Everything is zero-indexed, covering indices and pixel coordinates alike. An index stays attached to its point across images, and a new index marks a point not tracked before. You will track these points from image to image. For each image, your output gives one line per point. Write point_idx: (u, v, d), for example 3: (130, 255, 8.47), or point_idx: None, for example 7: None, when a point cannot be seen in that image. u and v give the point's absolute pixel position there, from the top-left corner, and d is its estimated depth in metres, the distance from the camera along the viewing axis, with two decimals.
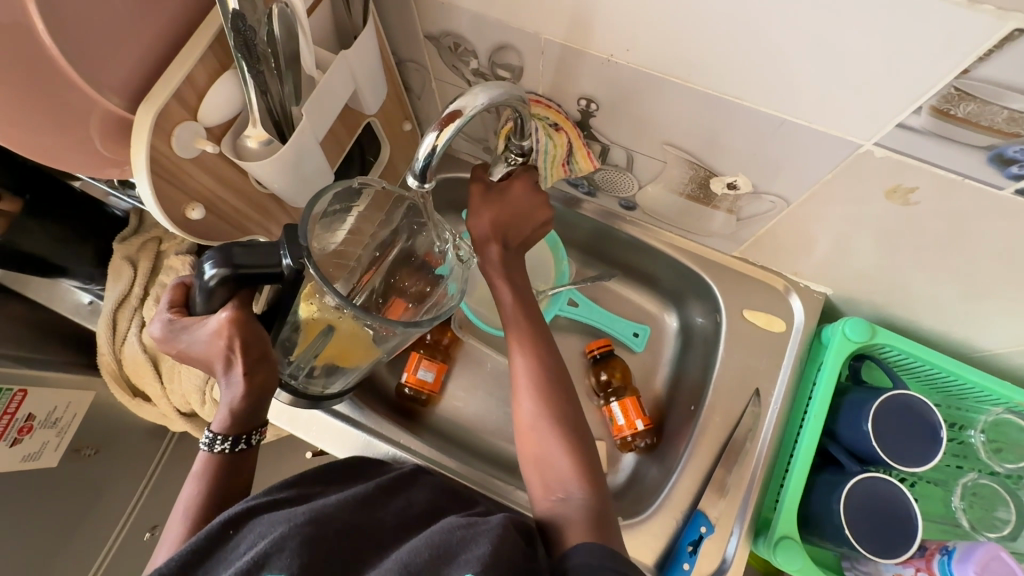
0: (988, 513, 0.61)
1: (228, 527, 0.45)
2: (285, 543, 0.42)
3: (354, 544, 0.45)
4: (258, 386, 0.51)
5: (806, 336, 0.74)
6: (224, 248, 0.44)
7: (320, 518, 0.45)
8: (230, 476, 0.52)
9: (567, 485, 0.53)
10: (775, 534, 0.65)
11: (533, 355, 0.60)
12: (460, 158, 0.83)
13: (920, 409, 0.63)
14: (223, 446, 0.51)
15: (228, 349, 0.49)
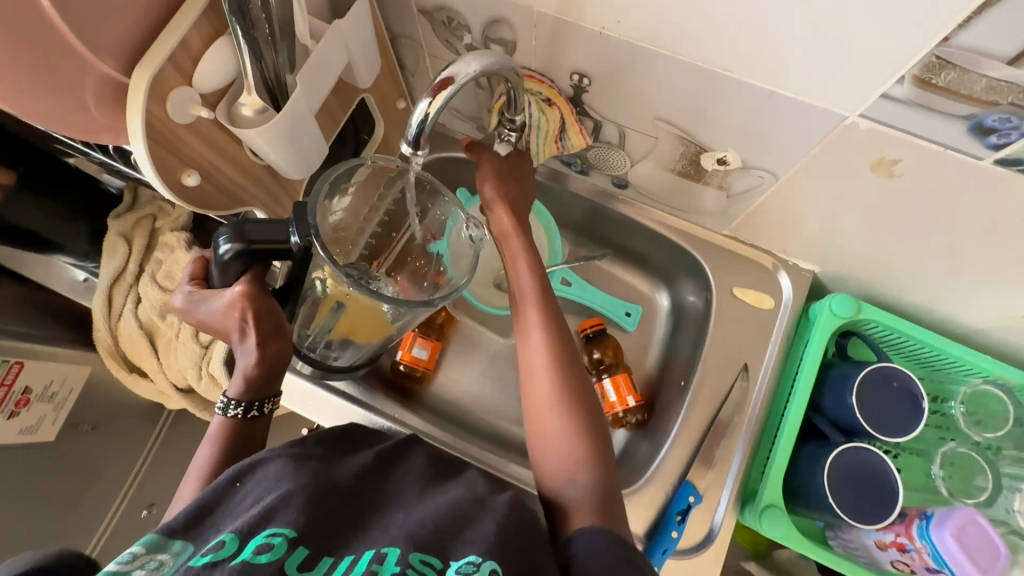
0: (967, 481, 0.62)
1: (235, 480, 0.45)
2: (290, 497, 0.43)
3: (359, 508, 0.46)
4: (271, 356, 0.54)
5: (794, 312, 0.75)
6: (237, 225, 0.48)
7: (323, 480, 0.46)
8: (245, 436, 0.53)
9: (578, 466, 0.54)
10: (761, 503, 0.66)
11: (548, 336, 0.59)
12: (455, 138, 0.83)
13: (904, 382, 0.64)
14: (236, 410, 0.53)
15: (240, 318, 0.52)
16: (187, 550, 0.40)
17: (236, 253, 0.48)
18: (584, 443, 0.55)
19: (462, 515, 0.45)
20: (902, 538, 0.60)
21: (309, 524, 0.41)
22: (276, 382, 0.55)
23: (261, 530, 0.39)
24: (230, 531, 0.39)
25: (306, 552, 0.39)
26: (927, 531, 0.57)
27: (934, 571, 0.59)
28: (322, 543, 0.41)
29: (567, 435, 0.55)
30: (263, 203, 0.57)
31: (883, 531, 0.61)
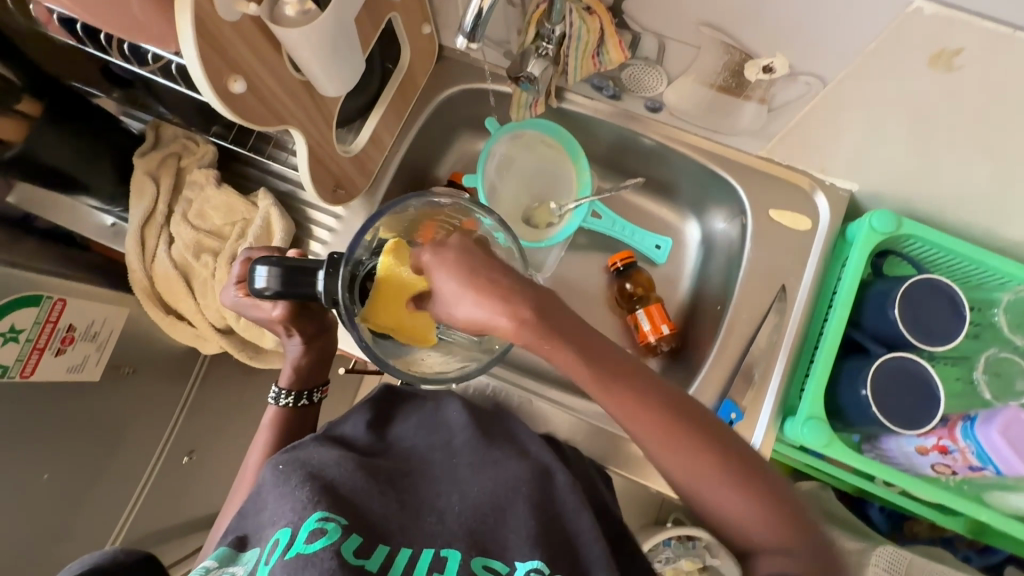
0: (1007, 385, 0.63)
1: (278, 466, 0.50)
2: (341, 491, 0.48)
3: (405, 488, 0.51)
4: (314, 351, 0.64)
5: (831, 232, 0.75)
6: (280, 272, 0.51)
7: (365, 467, 0.51)
8: (299, 420, 0.63)
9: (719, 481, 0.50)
10: (803, 416, 0.67)
11: (598, 376, 0.49)
12: (479, 69, 0.81)
13: (947, 292, 0.64)
14: (288, 399, 0.62)
15: (288, 327, 0.61)
16: (250, 557, 0.44)
17: (275, 296, 0.51)
18: (705, 452, 0.50)
19: (498, 496, 0.50)
20: (945, 441, 0.60)
21: (357, 519, 0.46)
22: (319, 372, 0.65)
23: (311, 516, 0.44)
24: (283, 531, 0.44)
25: (358, 541, 0.44)
26: (973, 430, 0.58)
27: (976, 468, 0.60)
28: (376, 535, 0.46)
29: (692, 456, 0.50)
30: (300, 123, 0.55)
31: (925, 437, 0.62)
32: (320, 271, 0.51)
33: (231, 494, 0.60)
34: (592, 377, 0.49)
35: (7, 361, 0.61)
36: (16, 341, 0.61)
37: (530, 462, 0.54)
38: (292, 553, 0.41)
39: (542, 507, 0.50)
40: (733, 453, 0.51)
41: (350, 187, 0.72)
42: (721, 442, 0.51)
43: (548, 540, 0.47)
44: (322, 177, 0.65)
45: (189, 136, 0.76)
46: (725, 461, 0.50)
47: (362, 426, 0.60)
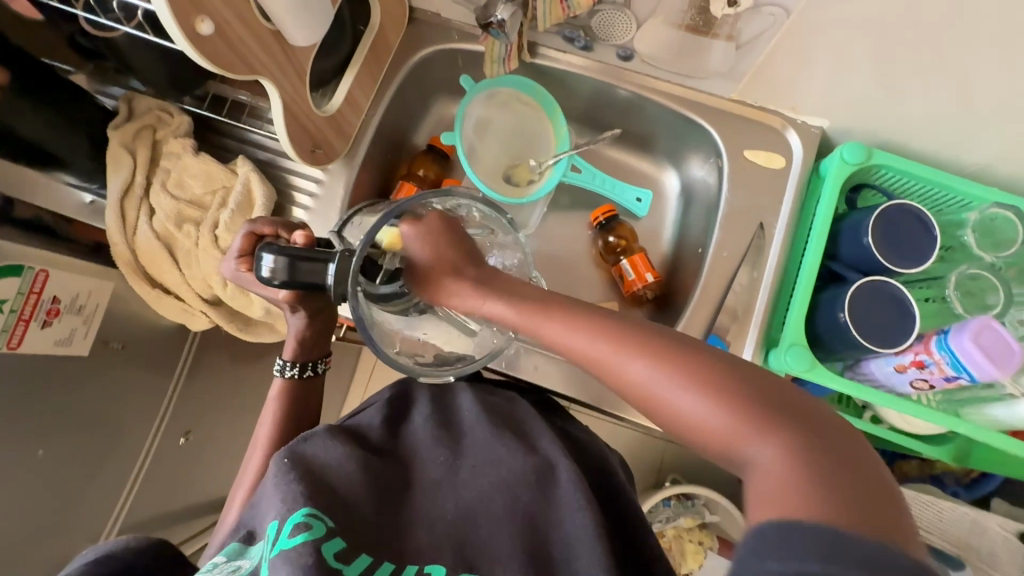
0: (979, 300, 0.65)
1: (282, 459, 0.48)
2: (340, 492, 0.48)
3: (407, 496, 0.50)
4: (317, 324, 0.63)
5: (805, 170, 0.76)
6: (290, 264, 0.47)
7: (370, 466, 0.51)
8: (304, 391, 0.65)
9: (753, 451, 0.36)
10: (785, 344, 0.68)
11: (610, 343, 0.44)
12: (451, 28, 0.82)
13: (915, 216, 0.66)
14: (293, 371, 0.64)
15: (292, 304, 0.59)
16: (255, 551, 0.44)
17: (283, 286, 0.48)
18: (738, 418, 0.37)
19: (500, 499, 0.50)
20: (922, 355, 0.62)
21: (345, 523, 0.45)
22: (321, 343, 0.65)
23: (298, 512, 0.43)
24: (274, 525, 0.43)
25: (341, 545, 0.43)
26: (947, 341, 0.60)
27: (952, 379, 0.61)
28: (360, 543, 0.44)
29: (716, 407, 0.37)
30: (272, 74, 0.55)
31: (901, 355, 0.64)
32: (330, 263, 0.48)
33: (242, 465, 0.61)
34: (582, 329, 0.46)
35: None
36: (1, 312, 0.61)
37: (536, 461, 0.53)
38: (277, 549, 0.41)
39: (535, 517, 0.49)
40: (800, 427, 0.36)
41: (329, 148, 0.72)
42: (779, 408, 0.37)
43: (533, 553, 0.47)
44: (299, 136, 0.65)
45: (162, 107, 0.75)
46: (779, 424, 0.36)
47: (377, 419, 0.59)
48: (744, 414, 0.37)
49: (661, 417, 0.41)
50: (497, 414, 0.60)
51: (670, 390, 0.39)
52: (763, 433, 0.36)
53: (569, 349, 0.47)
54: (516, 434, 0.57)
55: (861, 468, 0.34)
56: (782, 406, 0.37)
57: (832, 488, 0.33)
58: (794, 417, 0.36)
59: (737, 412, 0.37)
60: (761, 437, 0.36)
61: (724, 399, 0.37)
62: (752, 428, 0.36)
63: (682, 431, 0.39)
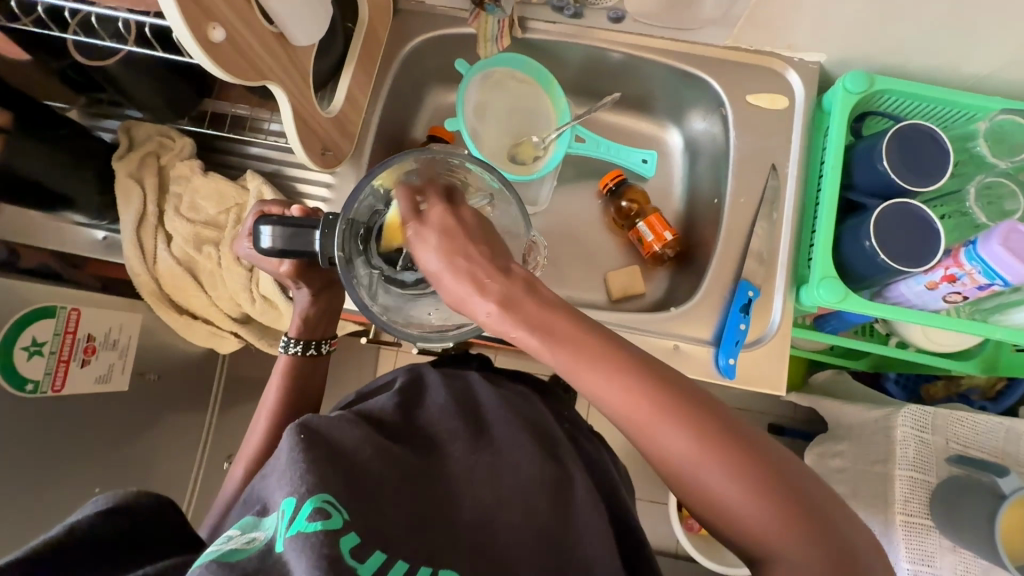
0: (998, 207, 0.66)
1: (299, 434, 0.44)
2: (358, 474, 0.43)
3: (428, 486, 0.46)
4: (323, 303, 0.63)
5: (809, 106, 0.77)
6: (280, 230, 0.52)
7: (386, 454, 0.47)
8: (307, 371, 0.63)
9: (712, 479, 0.41)
10: (817, 278, 0.69)
11: (609, 372, 0.43)
12: (438, 14, 0.81)
13: (927, 134, 0.67)
14: (297, 348, 0.62)
15: (295, 279, 0.60)
16: (269, 522, 0.38)
17: (281, 255, 0.52)
18: (716, 460, 0.41)
19: (515, 504, 0.46)
20: (952, 269, 0.63)
21: (362, 514, 0.39)
22: (326, 323, 0.65)
23: (316, 494, 0.38)
24: (289, 499, 0.38)
25: (356, 540, 0.36)
26: (976, 251, 0.61)
27: (985, 287, 0.63)
28: (376, 538, 0.38)
29: (696, 446, 0.41)
30: (279, 77, 0.55)
31: (931, 272, 0.65)
32: (318, 230, 0.52)
33: (247, 429, 0.60)
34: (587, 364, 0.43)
35: (37, 376, 0.60)
36: (41, 354, 0.60)
37: (553, 469, 0.51)
38: (292, 531, 0.35)
39: (548, 519, 0.46)
40: (766, 467, 0.41)
41: (336, 150, 0.72)
42: (747, 453, 0.42)
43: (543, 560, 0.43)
44: (309, 139, 0.65)
45: (162, 132, 0.74)
46: (748, 465, 0.41)
47: (390, 403, 0.56)
48: (774, 506, 0.40)
49: (643, 446, 0.44)
50: (518, 416, 0.58)
51: (663, 432, 0.42)
52: (736, 477, 0.41)
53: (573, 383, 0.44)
54: (536, 443, 0.54)
55: (814, 512, 0.41)
56: (752, 449, 0.42)
57: (782, 519, 0.40)
58: (759, 459, 0.42)
59: (714, 456, 0.41)
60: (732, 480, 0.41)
61: (706, 445, 0.41)
62: (727, 472, 0.41)
63: (661, 460, 0.43)
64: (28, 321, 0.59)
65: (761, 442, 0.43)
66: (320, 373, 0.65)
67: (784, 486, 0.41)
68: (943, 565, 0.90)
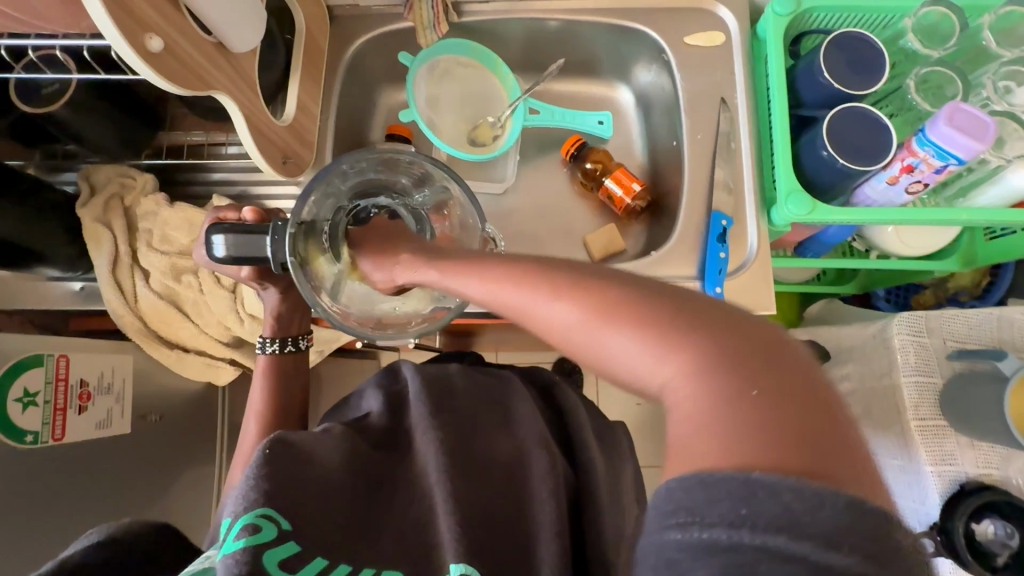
0: (939, 95, 0.69)
1: (267, 449, 0.43)
2: (315, 483, 0.43)
3: (392, 490, 0.46)
4: (290, 301, 0.63)
5: (745, 38, 0.79)
6: (229, 236, 0.51)
7: (355, 460, 0.47)
8: (292, 373, 0.64)
9: (679, 392, 0.30)
10: (785, 193, 0.70)
11: (565, 289, 0.34)
12: (375, 14, 0.83)
13: (860, 40, 0.70)
14: (273, 346, 0.63)
15: (258, 280, 0.60)
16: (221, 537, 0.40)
17: (238, 262, 0.52)
18: (703, 378, 0.29)
19: (475, 485, 0.45)
20: (908, 159, 0.65)
21: (310, 522, 0.40)
22: (299, 320, 0.65)
23: (254, 508, 0.39)
24: (231, 517, 0.39)
25: (295, 549, 0.38)
26: (926, 136, 0.62)
27: (942, 170, 0.65)
28: (319, 545, 0.40)
29: (668, 356, 0.30)
30: (226, 86, 0.56)
31: (891, 167, 0.67)
32: (267, 236, 0.51)
33: (240, 436, 0.60)
34: (537, 286, 0.35)
35: (34, 427, 0.59)
36: (35, 404, 0.60)
37: (516, 453, 0.50)
38: (226, 550, 0.37)
39: (505, 505, 0.46)
40: (794, 407, 0.27)
41: (297, 157, 0.72)
42: (763, 378, 0.28)
43: (486, 541, 0.42)
44: (268, 149, 0.65)
45: (122, 172, 0.73)
46: (773, 402, 0.27)
47: (379, 409, 0.55)
48: (780, 414, 0.27)
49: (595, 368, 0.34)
50: (492, 400, 0.57)
51: (608, 340, 0.32)
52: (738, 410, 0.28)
53: (504, 302, 0.37)
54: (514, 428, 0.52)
55: (856, 467, 0.26)
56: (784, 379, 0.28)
57: (795, 442, 0.26)
58: (785, 400, 0.27)
59: (699, 369, 0.29)
60: (739, 415, 0.27)
61: (686, 357, 0.30)
62: (725, 398, 0.28)
63: (628, 383, 0.32)
64: (17, 370, 0.59)
65: (769, 341, 0.30)
66: (305, 373, 0.66)
67: (833, 440, 0.26)
68: (964, 462, 0.90)
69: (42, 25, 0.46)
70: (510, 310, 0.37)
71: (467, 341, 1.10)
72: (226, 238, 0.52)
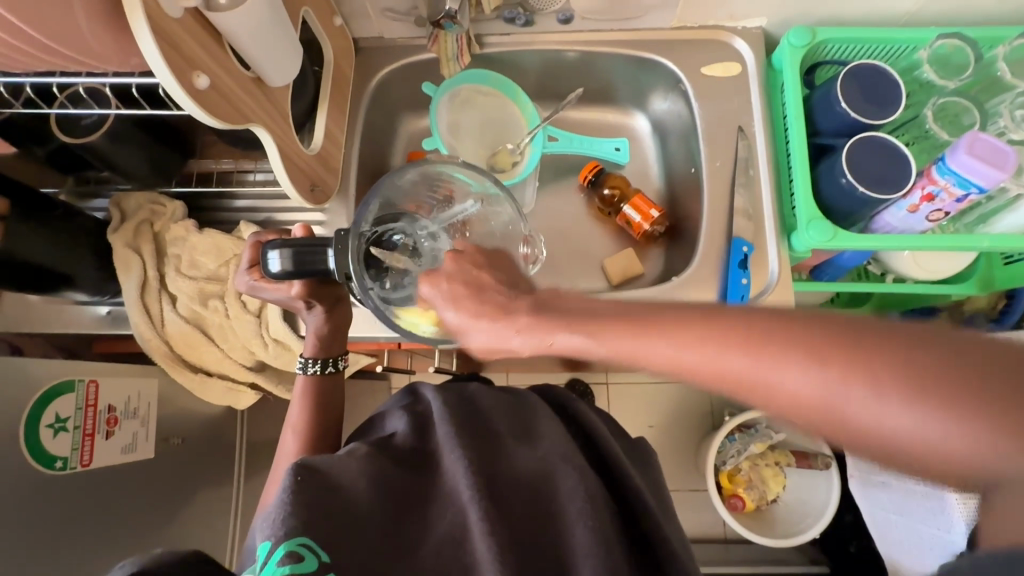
0: (955, 124, 0.70)
1: (295, 477, 0.42)
2: (347, 508, 0.42)
3: (425, 508, 0.45)
4: (336, 321, 0.64)
5: (760, 68, 0.81)
6: (290, 251, 0.52)
7: (383, 477, 0.46)
8: (325, 394, 0.64)
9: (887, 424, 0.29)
10: (805, 221, 0.71)
11: (768, 349, 0.33)
12: (399, 46, 0.85)
13: (876, 71, 0.71)
14: (315, 367, 0.63)
15: (308, 299, 0.60)
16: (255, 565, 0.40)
17: (292, 276, 0.53)
18: (912, 396, 0.29)
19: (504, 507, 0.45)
20: (929, 187, 0.66)
21: (345, 549, 0.40)
22: (339, 339, 0.66)
23: (294, 536, 0.38)
24: (266, 541, 0.38)
25: None
26: (946, 165, 0.63)
27: (962, 198, 0.65)
28: (355, 569, 0.39)
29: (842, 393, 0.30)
30: (262, 118, 0.57)
31: (910, 195, 0.68)
32: (328, 249, 0.52)
33: (274, 453, 0.60)
34: (740, 345, 0.34)
35: (64, 452, 0.60)
36: (66, 430, 0.60)
37: (546, 470, 0.49)
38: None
39: (540, 520, 0.45)
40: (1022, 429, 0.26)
41: (324, 185, 0.73)
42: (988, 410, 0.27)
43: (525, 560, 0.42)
44: (298, 177, 0.66)
45: (152, 199, 0.75)
46: (948, 393, 0.28)
47: (404, 426, 0.54)
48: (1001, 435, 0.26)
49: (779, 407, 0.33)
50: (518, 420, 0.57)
51: (786, 374, 0.32)
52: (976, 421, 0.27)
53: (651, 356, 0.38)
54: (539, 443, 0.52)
55: None
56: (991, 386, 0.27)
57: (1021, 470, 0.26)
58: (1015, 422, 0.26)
59: (914, 398, 0.29)
60: (968, 432, 0.27)
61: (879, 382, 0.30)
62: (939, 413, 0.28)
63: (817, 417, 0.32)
64: (50, 397, 0.60)
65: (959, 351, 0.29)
66: (338, 396, 0.65)
67: None
68: None
69: (93, 62, 0.47)
70: (680, 365, 0.37)
71: (482, 364, 1.11)
72: (285, 252, 0.53)
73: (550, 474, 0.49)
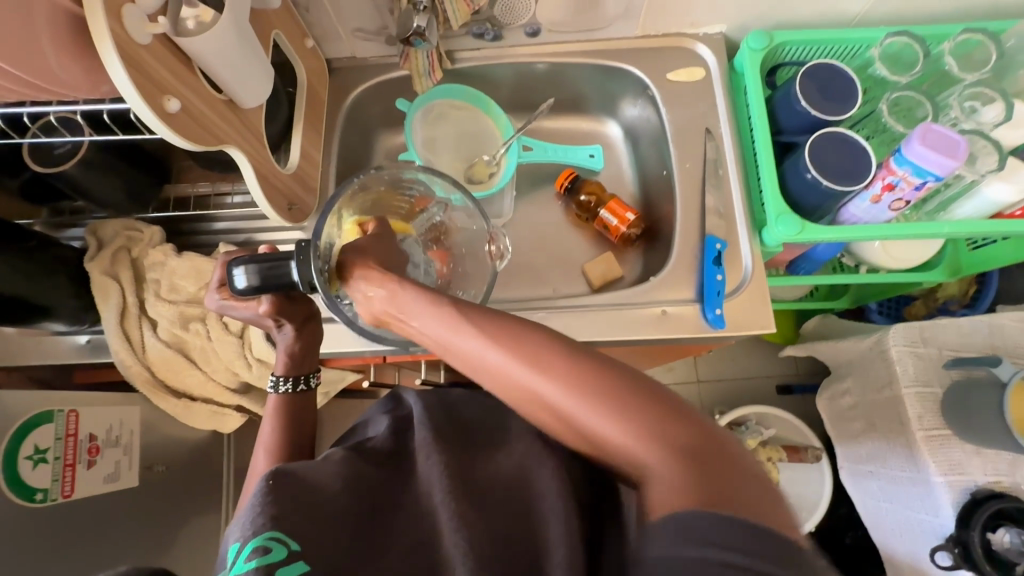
0: (910, 117, 0.73)
1: (269, 479, 0.43)
2: (321, 506, 0.42)
3: (400, 510, 0.45)
4: (308, 337, 0.65)
5: (723, 73, 0.84)
6: (255, 266, 0.51)
7: (358, 484, 0.46)
8: (298, 407, 0.62)
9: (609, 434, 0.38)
10: (773, 215, 0.73)
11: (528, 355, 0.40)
12: (372, 66, 0.87)
13: (832, 71, 0.74)
14: (286, 385, 0.63)
15: (276, 317, 0.61)
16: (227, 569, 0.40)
17: (258, 292, 0.52)
18: (616, 418, 0.38)
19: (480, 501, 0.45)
20: (888, 176, 0.68)
21: (317, 543, 0.40)
22: (311, 357, 0.66)
23: (262, 532, 0.39)
24: (236, 541, 0.39)
25: (306, 569, 0.38)
26: (903, 155, 0.66)
27: (921, 186, 0.68)
28: (326, 565, 0.39)
29: (627, 448, 0.37)
30: (236, 140, 0.58)
31: (874, 185, 0.70)
32: (292, 261, 0.51)
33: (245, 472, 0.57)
34: (523, 352, 0.41)
35: (45, 484, 0.59)
36: (45, 461, 0.60)
37: (525, 468, 0.48)
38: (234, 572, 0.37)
39: (513, 511, 0.45)
40: (709, 470, 0.34)
41: (301, 203, 0.74)
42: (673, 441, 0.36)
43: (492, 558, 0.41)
44: (274, 196, 0.67)
45: (128, 225, 0.74)
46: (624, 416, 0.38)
47: (383, 433, 0.54)
48: (656, 444, 0.36)
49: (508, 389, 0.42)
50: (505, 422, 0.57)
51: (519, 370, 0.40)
52: (672, 459, 0.35)
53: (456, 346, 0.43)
54: (515, 444, 0.51)
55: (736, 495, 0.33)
56: (727, 473, 0.34)
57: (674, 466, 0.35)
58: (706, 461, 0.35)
59: (632, 433, 0.37)
60: (636, 435, 0.37)
61: (591, 396, 0.38)
62: (698, 488, 0.33)
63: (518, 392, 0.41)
64: (28, 429, 0.59)
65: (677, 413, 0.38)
66: (311, 415, 0.63)
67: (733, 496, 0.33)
68: (973, 471, 0.88)
69: (64, 91, 0.48)
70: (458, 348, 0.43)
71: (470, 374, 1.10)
72: (249, 268, 0.52)
73: (527, 475, 0.47)
